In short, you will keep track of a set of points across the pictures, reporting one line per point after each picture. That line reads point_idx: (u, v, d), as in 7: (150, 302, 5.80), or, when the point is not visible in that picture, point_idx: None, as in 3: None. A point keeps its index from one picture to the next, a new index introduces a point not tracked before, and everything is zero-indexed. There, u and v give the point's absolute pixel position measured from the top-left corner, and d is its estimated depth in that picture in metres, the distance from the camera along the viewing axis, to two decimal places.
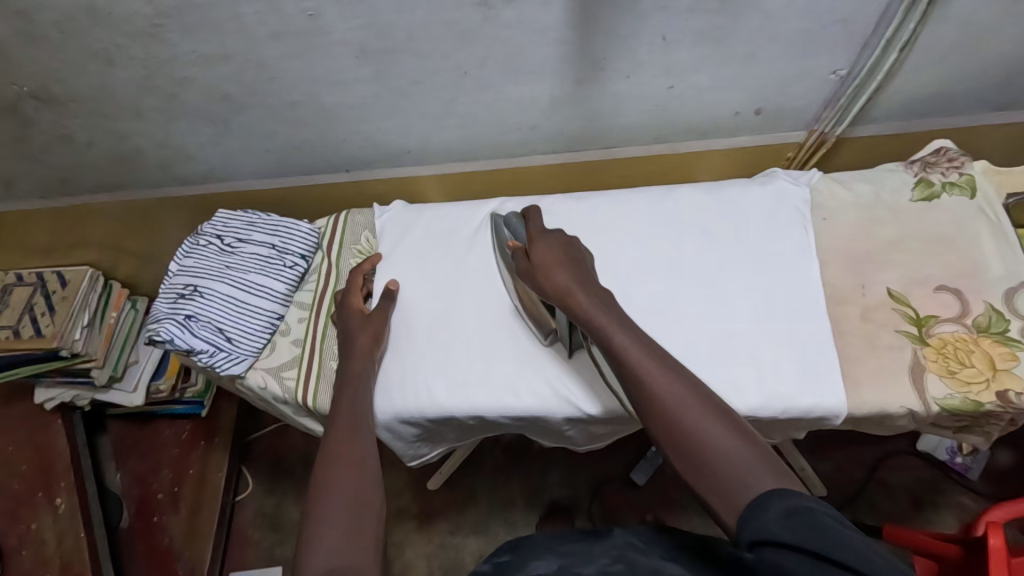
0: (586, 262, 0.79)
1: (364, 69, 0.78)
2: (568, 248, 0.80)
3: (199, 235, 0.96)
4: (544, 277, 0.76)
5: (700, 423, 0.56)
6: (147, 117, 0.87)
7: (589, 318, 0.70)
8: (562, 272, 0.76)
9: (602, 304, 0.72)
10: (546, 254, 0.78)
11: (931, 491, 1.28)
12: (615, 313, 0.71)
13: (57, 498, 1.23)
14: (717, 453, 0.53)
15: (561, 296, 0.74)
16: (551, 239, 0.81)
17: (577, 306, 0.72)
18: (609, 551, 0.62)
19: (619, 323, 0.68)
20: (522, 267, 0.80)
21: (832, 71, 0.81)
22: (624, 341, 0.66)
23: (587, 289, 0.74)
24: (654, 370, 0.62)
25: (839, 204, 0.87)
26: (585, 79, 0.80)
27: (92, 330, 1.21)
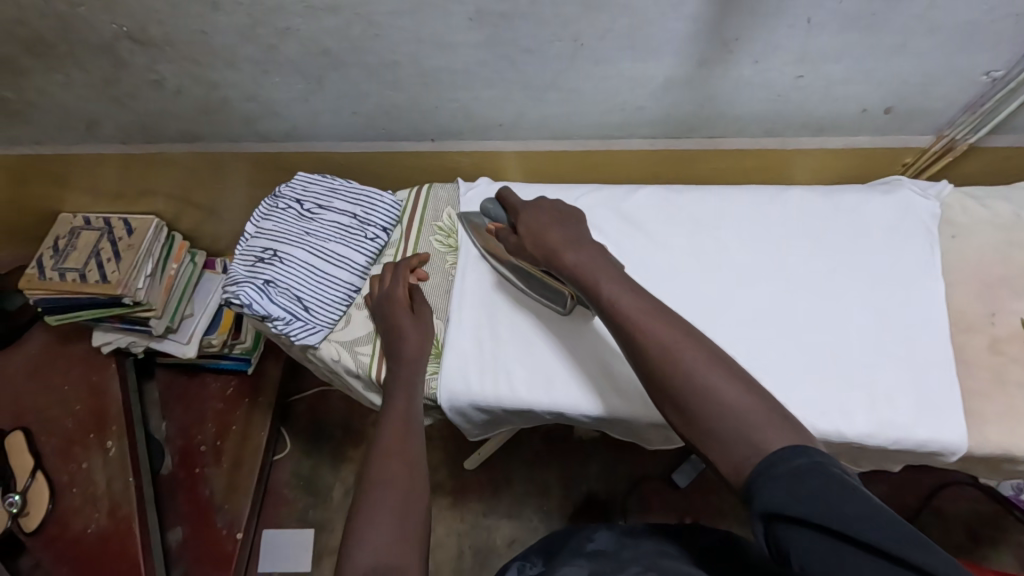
0: (581, 220, 0.79)
1: (478, 33, 0.74)
2: (553, 211, 0.79)
3: (277, 197, 0.93)
4: (536, 241, 0.75)
5: (696, 373, 0.54)
6: (242, 67, 0.85)
7: (578, 274, 0.69)
8: (556, 232, 0.75)
9: (591, 258, 0.70)
10: (533, 219, 0.78)
11: (991, 527, 1.20)
12: (608, 263, 0.69)
13: (108, 441, 1.24)
14: (715, 401, 0.52)
15: (552, 259, 0.72)
16: (538, 205, 0.81)
17: (566, 264, 0.71)
18: (640, 559, 0.59)
19: (607, 275, 0.67)
20: (512, 243, 0.80)
21: (984, 72, 0.75)
22: (618, 296, 0.64)
23: (580, 245, 0.72)
24: (644, 320, 0.60)
25: (973, 222, 0.80)
26: (709, 60, 0.75)
27: (154, 280, 1.21)
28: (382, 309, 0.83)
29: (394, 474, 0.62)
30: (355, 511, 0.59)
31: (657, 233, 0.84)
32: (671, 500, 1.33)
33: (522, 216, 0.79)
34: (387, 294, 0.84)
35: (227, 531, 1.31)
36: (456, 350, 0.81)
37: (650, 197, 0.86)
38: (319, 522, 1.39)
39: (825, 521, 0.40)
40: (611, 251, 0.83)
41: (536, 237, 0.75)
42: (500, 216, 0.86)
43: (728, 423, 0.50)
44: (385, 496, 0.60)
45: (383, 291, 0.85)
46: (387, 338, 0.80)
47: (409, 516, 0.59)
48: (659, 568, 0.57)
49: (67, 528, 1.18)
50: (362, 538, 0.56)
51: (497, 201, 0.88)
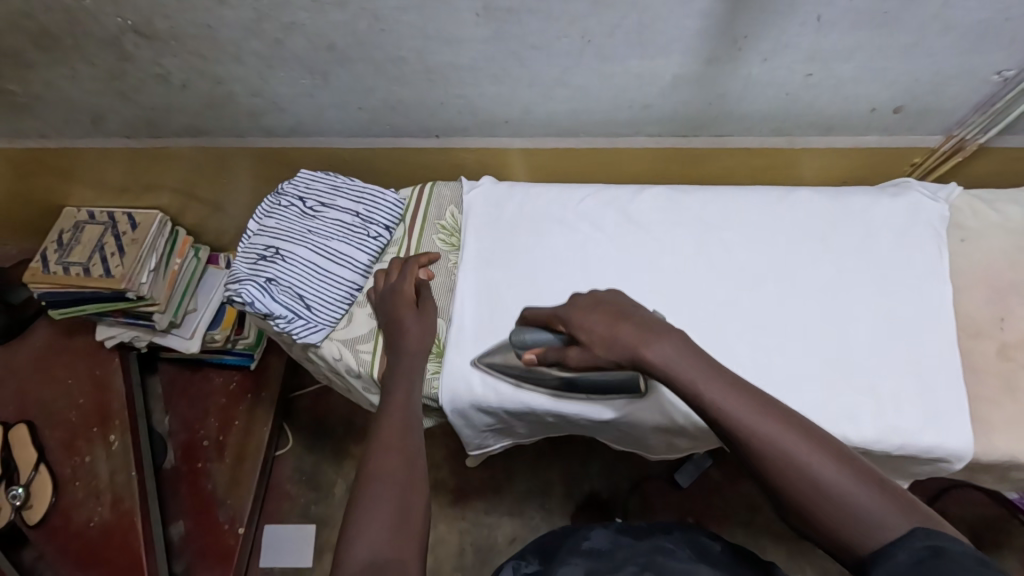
0: (636, 301, 0.64)
1: (485, 28, 0.73)
2: (605, 301, 0.65)
3: (280, 195, 0.93)
4: (608, 343, 0.61)
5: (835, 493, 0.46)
6: (247, 62, 0.84)
7: (669, 376, 0.55)
8: (624, 324, 0.60)
9: (682, 349, 0.56)
10: (592, 324, 0.63)
11: (994, 531, 1.19)
12: (699, 355, 0.56)
13: (111, 435, 1.24)
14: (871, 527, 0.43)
15: (631, 360, 0.59)
16: (586, 300, 0.67)
17: (650, 361, 0.57)
18: (636, 558, 0.59)
19: (701, 371, 0.54)
20: (577, 357, 0.66)
21: (996, 72, 0.74)
22: (724, 402, 0.52)
23: (658, 334, 0.58)
24: (767, 433, 0.49)
25: (981, 224, 0.80)
26: (718, 58, 0.74)
27: (157, 274, 1.21)
28: (385, 305, 0.82)
29: (393, 471, 0.61)
30: (352, 505, 0.59)
31: (664, 235, 0.83)
32: (672, 500, 1.33)
33: (579, 325, 0.65)
34: (392, 289, 0.83)
35: (229, 526, 1.31)
36: (461, 350, 0.80)
37: (656, 197, 0.86)
38: (321, 518, 1.39)
39: None
40: (615, 253, 0.84)
41: (605, 339, 0.61)
42: (541, 339, 0.72)
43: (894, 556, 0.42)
44: (382, 493, 0.59)
45: (388, 286, 0.84)
46: (390, 333, 0.80)
47: (407, 513, 0.58)
48: (655, 565, 0.57)
49: (70, 520, 1.18)
50: (359, 533, 0.56)
51: (527, 326, 0.75)
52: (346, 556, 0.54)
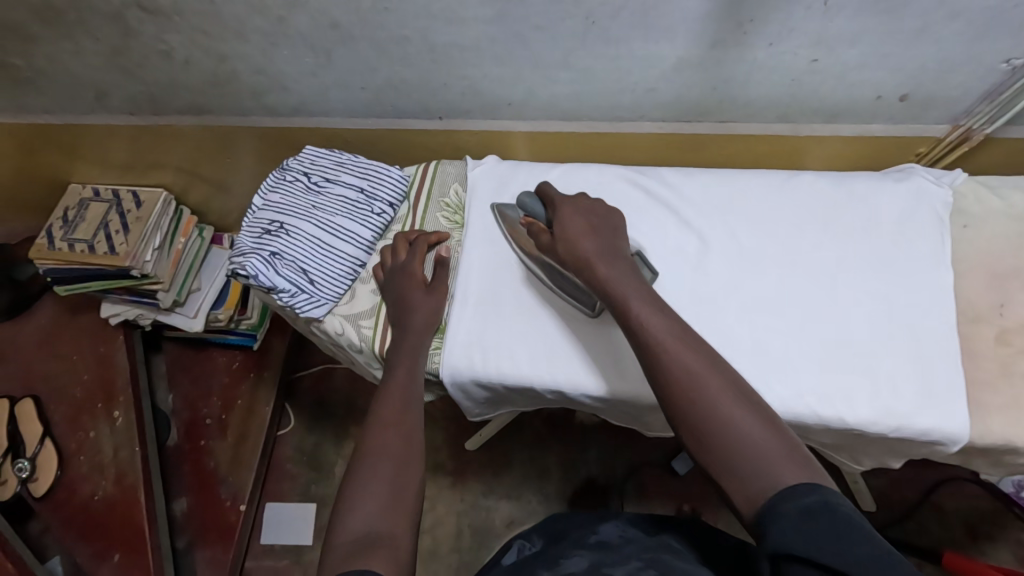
0: (615, 228, 0.75)
1: (489, 8, 0.73)
2: (592, 213, 0.76)
3: (285, 170, 0.94)
4: (568, 248, 0.72)
5: (721, 407, 0.53)
6: (250, 39, 0.84)
7: (607, 289, 0.67)
8: (590, 242, 0.72)
9: (626, 275, 0.68)
10: (569, 224, 0.74)
11: (988, 523, 1.20)
12: (640, 286, 0.67)
13: (115, 412, 1.26)
14: (734, 435, 0.51)
15: (583, 269, 0.70)
16: (577, 202, 0.78)
17: (597, 276, 0.69)
18: (641, 555, 0.60)
19: (637, 294, 0.65)
20: (544, 242, 0.76)
21: (1005, 60, 0.73)
22: (651, 321, 0.62)
23: (614, 261, 0.70)
24: (677, 348, 0.58)
25: (986, 211, 0.79)
26: (723, 41, 0.74)
27: (162, 253, 1.21)
28: (392, 280, 0.84)
29: (392, 444, 0.63)
30: (348, 481, 0.60)
31: (664, 217, 0.83)
32: (670, 485, 1.34)
33: (560, 217, 0.75)
34: (401, 266, 0.84)
35: (230, 502, 1.34)
36: (458, 327, 0.81)
37: (663, 179, 0.86)
38: (321, 497, 1.41)
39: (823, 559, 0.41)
40: None
41: (572, 242, 0.72)
42: (536, 211, 0.80)
43: (738, 450, 0.50)
44: (379, 465, 0.60)
45: (396, 265, 0.85)
46: (397, 311, 0.81)
47: (400, 485, 0.59)
48: (660, 563, 0.58)
49: (74, 494, 1.20)
50: (353, 507, 0.57)
51: (535, 196, 0.82)
52: (341, 523, 0.55)
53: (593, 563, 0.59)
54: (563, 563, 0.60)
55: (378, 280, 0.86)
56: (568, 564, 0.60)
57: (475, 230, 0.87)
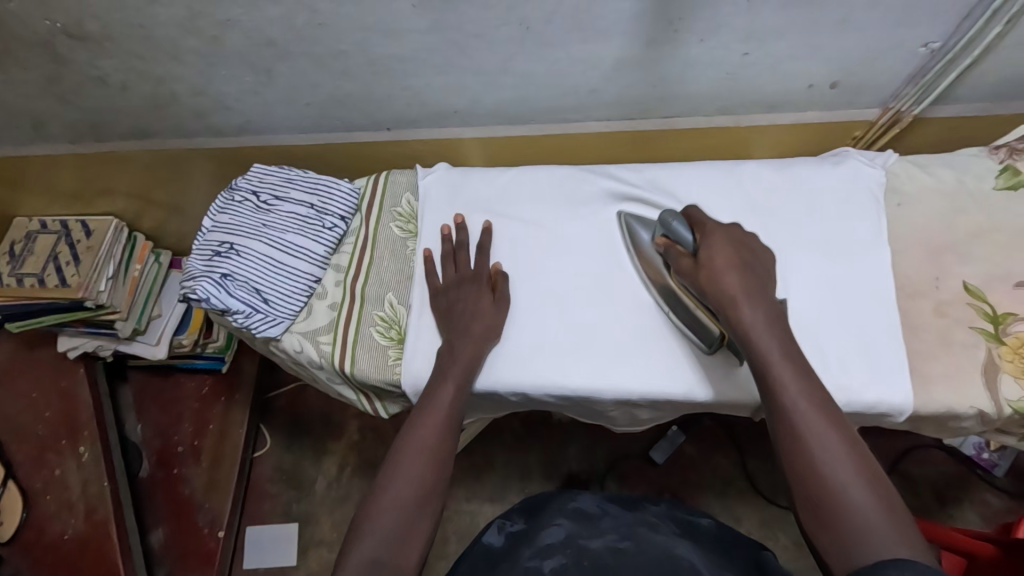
0: (765, 268, 0.71)
1: (423, 19, 0.73)
2: (741, 246, 0.71)
3: (233, 190, 0.91)
4: (710, 281, 0.68)
5: (844, 484, 0.56)
6: (186, 60, 0.83)
7: (750, 334, 0.65)
8: (735, 275, 0.68)
9: (770, 324, 0.65)
10: (716, 251, 0.70)
11: (956, 487, 1.25)
12: (780, 332, 0.65)
13: (81, 447, 1.22)
14: (856, 512, 0.54)
15: (724, 304, 0.67)
16: (730, 232, 0.73)
17: (739, 318, 0.66)
18: (619, 528, 0.68)
19: (782, 346, 0.64)
20: (684, 267, 0.72)
21: (923, 44, 0.76)
22: (790, 384, 0.62)
23: (758, 303, 0.66)
24: (810, 413, 0.60)
25: (918, 189, 0.80)
26: (657, 40, 0.76)
27: (117, 282, 1.19)
28: (456, 293, 0.80)
29: (419, 473, 0.66)
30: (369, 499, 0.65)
31: (609, 214, 0.85)
32: (649, 476, 1.36)
33: (708, 244, 0.71)
34: (473, 275, 0.82)
35: (209, 529, 1.32)
36: (512, 339, 0.80)
37: (612, 177, 0.87)
38: (303, 516, 1.40)
39: None
40: (576, 228, 0.85)
41: (712, 276, 0.68)
42: (683, 239, 0.75)
43: (848, 520, 0.54)
44: (398, 501, 0.63)
45: (456, 277, 0.82)
46: (455, 319, 0.79)
47: (417, 514, 0.63)
48: (637, 535, 0.67)
49: (44, 534, 1.17)
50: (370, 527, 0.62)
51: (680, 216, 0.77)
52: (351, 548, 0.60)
53: (570, 535, 0.66)
54: (542, 535, 0.67)
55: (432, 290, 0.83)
56: (545, 534, 0.67)
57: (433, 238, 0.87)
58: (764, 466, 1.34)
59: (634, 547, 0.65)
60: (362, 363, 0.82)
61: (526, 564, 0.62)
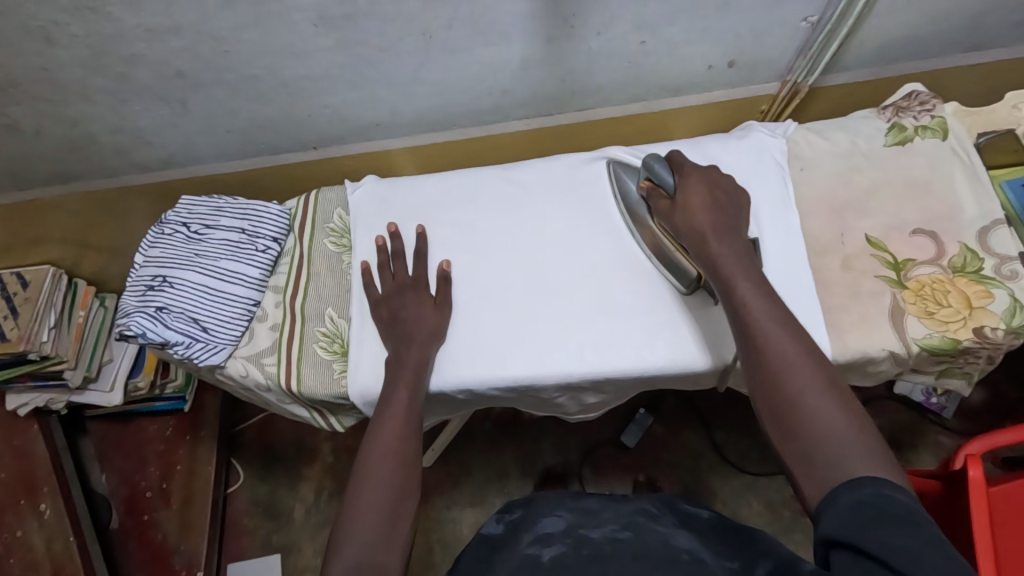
0: (740, 205, 0.72)
1: (327, 37, 0.75)
2: (717, 187, 0.72)
3: (163, 224, 0.91)
4: (683, 219, 0.70)
5: (808, 397, 0.56)
6: (97, 100, 0.83)
7: (716, 265, 0.67)
8: (706, 214, 0.69)
9: (738, 254, 0.67)
10: (693, 191, 0.71)
11: (910, 433, 1.31)
12: (748, 261, 0.67)
13: (41, 505, 1.19)
14: (820, 430, 0.54)
15: (694, 242, 0.69)
16: (706, 174, 0.73)
17: (709, 252, 0.67)
18: (619, 518, 0.67)
19: (746, 273, 0.65)
20: (661, 208, 0.74)
21: (803, 18, 0.81)
22: (756, 308, 0.63)
23: (727, 235, 0.68)
24: (776, 332, 0.60)
25: (816, 154, 0.85)
26: (557, 36, 0.79)
27: (60, 331, 1.17)
28: (398, 301, 0.81)
29: (389, 478, 0.65)
30: (342, 518, 0.63)
31: (535, 208, 0.88)
32: (624, 461, 1.39)
33: (684, 186, 0.72)
34: (412, 280, 0.83)
35: (186, 572, 1.29)
36: (456, 339, 0.81)
37: (534, 173, 0.90)
38: (285, 546, 1.38)
39: (869, 547, 0.42)
40: (503, 226, 0.87)
41: (688, 211, 0.70)
42: (665, 179, 0.75)
43: (814, 434, 0.54)
44: (371, 507, 0.63)
45: (398, 284, 0.83)
46: (400, 326, 0.79)
47: (395, 521, 0.62)
48: (637, 525, 0.66)
49: None
50: (346, 544, 0.60)
51: (663, 158, 0.77)
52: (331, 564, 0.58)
53: (573, 525, 0.67)
54: (541, 525, 0.68)
55: (371, 299, 0.83)
56: (544, 524, 0.68)
57: (368, 250, 0.88)
58: (731, 436, 1.39)
59: (633, 537, 0.63)
60: (308, 380, 0.82)
61: (526, 552, 0.63)
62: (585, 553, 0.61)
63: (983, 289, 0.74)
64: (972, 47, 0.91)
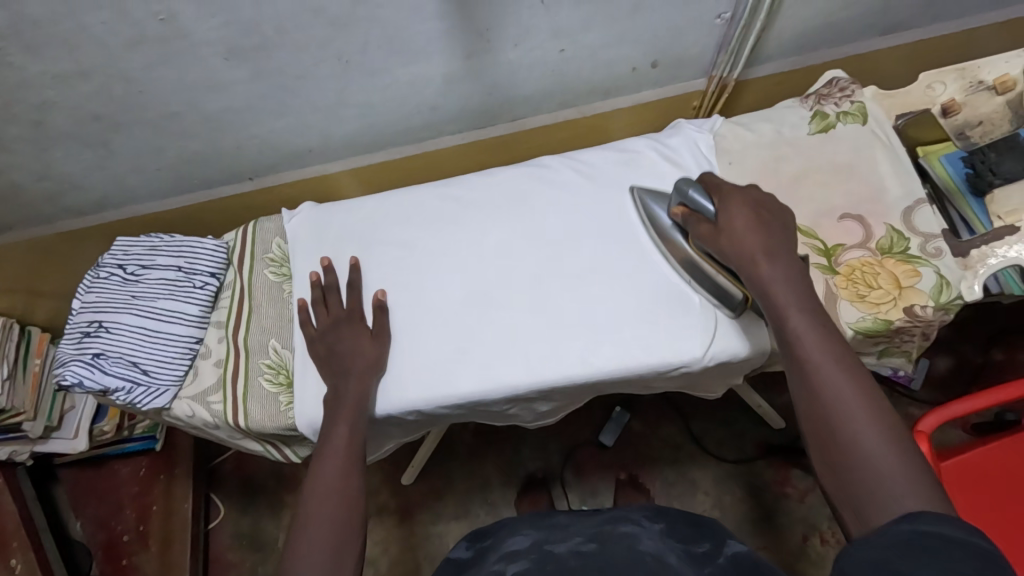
0: (788, 225, 0.69)
1: (239, 69, 0.75)
2: (762, 208, 0.70)
3: (99, 267, 0.89)
4: (729, 244, 0.68)
5: (860, 435, 0.53)
6: (17, 149, 0.82)
7: (768, 291, 0.64)
8: (755, 238, 0.67)
9: (789, 279, 0.64)
10: (737, 214, 0.69)
11: None
12: (802, 289, 0.64)
13: (11, 560, 1.14)
14: (874, 472, 0.51)
15: (743, 262, 0.67)
16: (749, 194, 0.72)
17: (759, 278, 0.65)
18: (584, 531, 0.67)
19: (799, 303, 0.62)
20: (703, 232, 0.72)
21: (717, 15, 0.82)
22: (808, 337, 0.60)
23: (778, 259, 0.66)
24: (827, 365, 0.57)
25: (742, 148, 0.86)
26: (475, 51, 0.79)
27: (16, 382, 1.14)
28: (334, 335, 0.80)
29: (330, 520, 0.64)
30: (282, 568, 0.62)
31: (471, 225, 0.88)
32: (603, 460, 1.39)
33: (726, 206, 0.71)
34: (346, 313, 0.82)
35: None
36: (400, 364, 0.80)
37: (469, 187, 0.90)
38: None
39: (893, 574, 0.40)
40: (441, 245, 0.87)
41: (732, 236, 0.68)
42: (703, 205, 0.74)
43: (864, 477, 0.51)
44: (312, 552, 0.61)
45: (335, 317, 0.82)
46: (337, 360, 0.78)
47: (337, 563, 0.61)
48: (603, 536, 0.66)
49: None
50: None
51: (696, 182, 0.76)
52: None
53: (541, 541, 0.66)
54: (509, 543, 0.68)
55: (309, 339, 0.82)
56: (512, 543, 0.68)
57: (305, 288, 0.87)
58: (707, 426, 1.38)
59: (598, 548, 0.63)
60: (255, 413, 0.81)
61: (492, 568, 0.63)
62: (550, 570, 0.60)
63: (910, 268, 0.75)
64: (888, 29, 0.93)
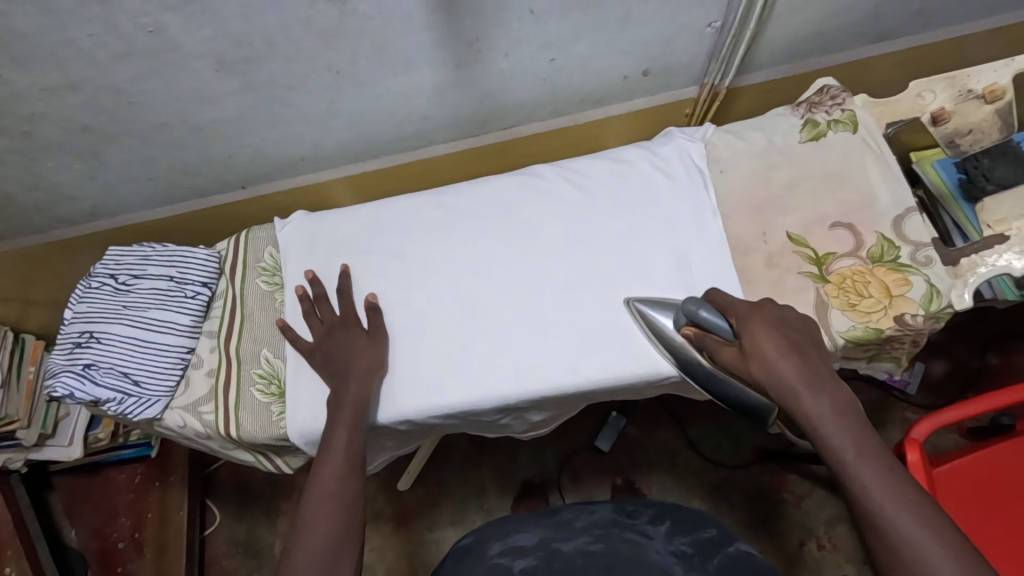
0: (816, 343, 0.61)
1: (229, 80, 0.75)
2: (783, 326, 0.62)
3: (90, 277, 0.89)
4: (765, 373, 0.59)
5: None
6: (7, 160, 0.82)
7: (819, 431, 0.55)
8: (790, 362, 0.58)
9: (839, 409, 0.55)
10: (760, 337, 0.61)
11: (876, 412, 1.32)
12: (857, 420, 0.55)
13: (4, 568, 1.12)
14: None
15: (785, 398, 0.57)
16: (765, 311, 0.64)
17: (803, 411, 0.56)
18: (592, 529, 0.67)
19: (858, 441, 0.53)
20: (728, 357, 0.64)
21: (708, 24, 0.82)
22: (875, 486, 0.51)
23: (825, 387, 0.56)
24: (906, 522, 0.49)
25: (733, 155, 0.86)
26: (465, 61, 0.79)
27: (11, 390, 1.13)
28: (329, 342, 0.80)
29: (329, 525, 0.64)
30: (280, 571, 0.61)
31: (466, 230, 0.88)
32: (599, 465, 1.38)
33: (748, 329, 0.62)
34: (341, 319, 0.82)
35: None
36: (393, 372, 0.80)
37: (462, 195, 0.90)
38: None
39: None
40: (434, 252, 0.87)
41: (766, 366, 0.59)
42: (715, 325, 0.67)
43: None
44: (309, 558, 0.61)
45: (329, 323, 0.82)
46: (336, 362, 0.78)
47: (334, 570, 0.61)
48: (609, 536, 0.66)
49: None
50: None
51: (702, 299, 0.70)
52: None
53: (543, 539, 0.66)
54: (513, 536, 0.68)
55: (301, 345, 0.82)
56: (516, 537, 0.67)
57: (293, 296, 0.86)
58: (703, 432, 1.38)
59: (606, 549, 0.64)
60: (246, 424, 0.81)
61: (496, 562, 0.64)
62: (556, 569, 0.61)
63: (901, 276, 0.75)
64: (879, 37, 0.93)
